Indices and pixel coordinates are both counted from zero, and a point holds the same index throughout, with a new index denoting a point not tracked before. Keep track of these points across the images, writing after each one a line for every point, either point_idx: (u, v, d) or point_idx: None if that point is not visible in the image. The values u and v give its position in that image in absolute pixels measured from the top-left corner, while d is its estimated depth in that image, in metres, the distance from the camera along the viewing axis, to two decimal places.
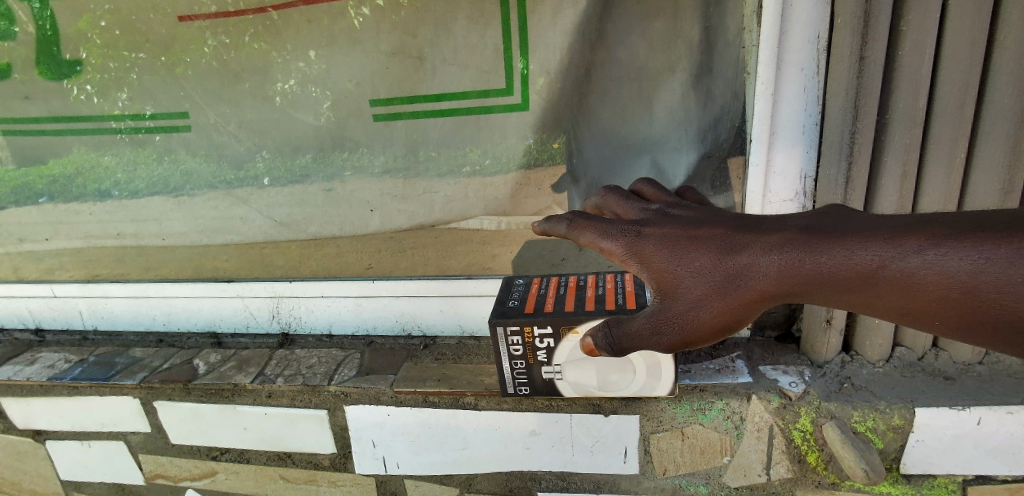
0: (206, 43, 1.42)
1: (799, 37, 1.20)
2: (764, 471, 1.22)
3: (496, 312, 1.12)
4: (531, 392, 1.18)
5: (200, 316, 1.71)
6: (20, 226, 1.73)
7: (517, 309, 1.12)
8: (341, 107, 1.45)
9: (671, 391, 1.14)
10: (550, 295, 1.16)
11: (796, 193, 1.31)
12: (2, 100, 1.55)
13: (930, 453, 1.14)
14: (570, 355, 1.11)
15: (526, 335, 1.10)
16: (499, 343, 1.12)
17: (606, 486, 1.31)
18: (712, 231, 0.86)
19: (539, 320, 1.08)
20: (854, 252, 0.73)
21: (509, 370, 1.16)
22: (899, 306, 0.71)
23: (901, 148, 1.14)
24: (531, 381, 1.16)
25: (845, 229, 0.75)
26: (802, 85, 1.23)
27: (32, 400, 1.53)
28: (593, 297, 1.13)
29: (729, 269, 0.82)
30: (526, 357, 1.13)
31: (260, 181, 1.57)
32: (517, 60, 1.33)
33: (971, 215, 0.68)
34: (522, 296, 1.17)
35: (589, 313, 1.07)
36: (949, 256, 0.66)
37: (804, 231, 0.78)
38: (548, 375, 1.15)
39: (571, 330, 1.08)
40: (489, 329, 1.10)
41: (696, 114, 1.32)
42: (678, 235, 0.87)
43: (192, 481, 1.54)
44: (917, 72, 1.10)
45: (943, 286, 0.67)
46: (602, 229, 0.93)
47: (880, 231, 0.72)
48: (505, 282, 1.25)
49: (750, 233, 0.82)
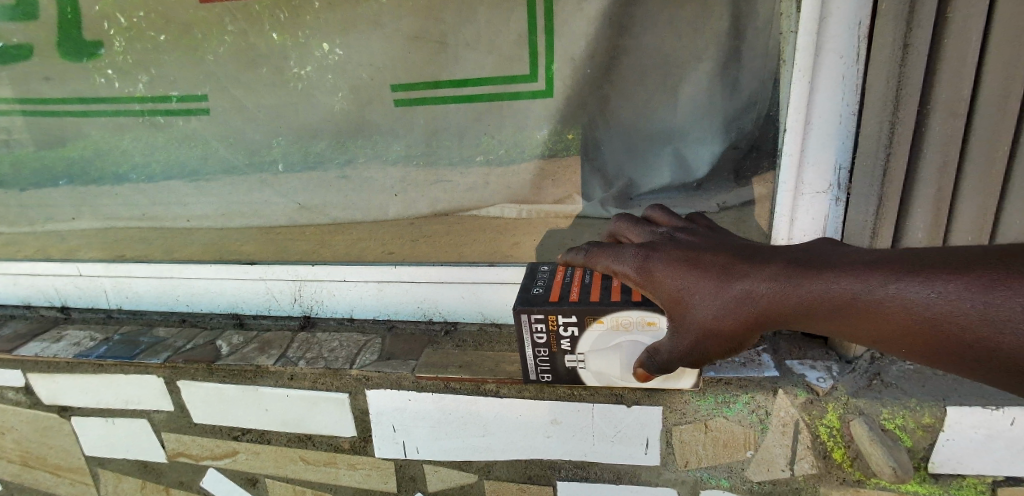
0: (228, 26, 1.42)
1: (838, 23, 1.16)
2: (787, 466, 1.20)
3: (520, 300, 1.11)
4: (553, 380, 1.17)
5: (222, 296, 1.69)
6: (45, 207, 1.74)
7: (541, 297, 1.11)
8: (362, 92, 1.44)
9: (694, 384, 1.13)
10: (576, 283, 1.15)
11: (830, 184, 1.28)
12: (24, 80, 1.55)
13: (960, 453, 1.12)
14: (594, 346, 1.10)
15: (550, 324, 1.09)
16: (522, 331, 1.11)
17: (626, 476, 1.31)
18: (713, 256, 0.92)
19: (563, 310, 1.07)
20: (838, 280, 0.79)
21: (532, 358, 1.15)
22: (870, 334, 0.78)
23: (942, 139, 1.11)
24: (553, 369, 1.16)
25: (827, 262, 0.82)
26: (841, 72, 1.19)
27: (58, 376, 1.56)
28: (619, 287, 1.12)
29: (726, 293, 0.87)
30: (549, 345, 1.12)
31: (277, 166, 1.58)
32: (543, 45, 1.31)
33: (933, 252, 0.75)
34: (547, 283, 1.16)
35: (614, 304, 1.05)
36: (918, 287, 0.72)
37: (791, 263, 0.85)
38: (570, 363, 1.14)
39: (594, 320, 1.06)
40: (513, 317, 1.10)
41: (722, 103, 1.31)
42: (681, 259, 0.94)
43: (213, 460, 1.56)
44: (959, 62, 1.06)
45: (912, 317, 0.73)
46: (614, 254, 1.01)
47: (855, 265, 0.79)
48: (530, 269, 1.24)
49: (745, 262, 0.88)
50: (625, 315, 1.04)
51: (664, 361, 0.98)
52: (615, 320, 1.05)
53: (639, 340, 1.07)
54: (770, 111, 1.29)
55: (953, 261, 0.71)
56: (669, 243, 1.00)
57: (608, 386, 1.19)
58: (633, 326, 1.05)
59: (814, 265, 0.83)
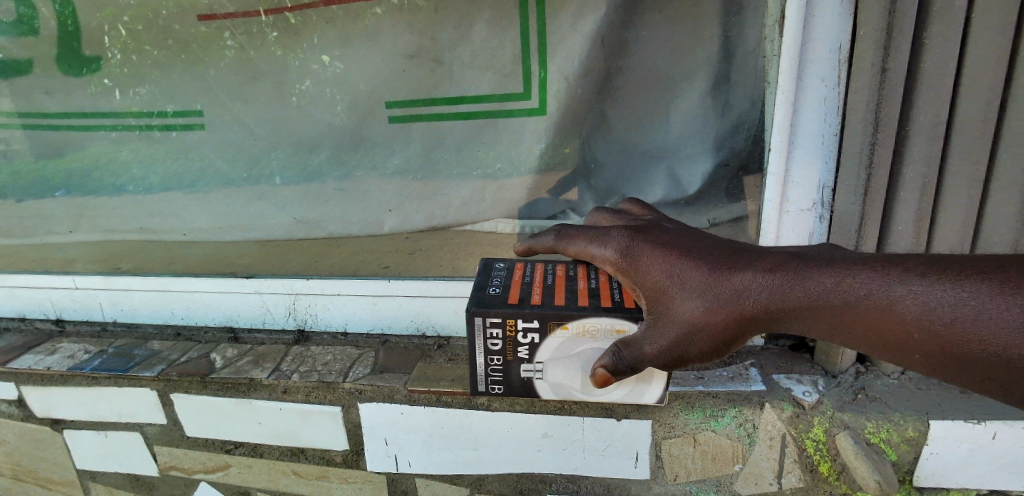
0: (225, 40, 1.46)
1: (820, 47, 1.20)
2: (775, 480, 1.22)
3: (475, 301, 1.05)
4: (506, 391, 1.11)
5: (220, 310, 1.66)
6: (43, 219, 1.74)
7: (499, 298, 1.05)
8: (360, 108, 1.48)
9: (658, 399, 1.12)
10: (536, 284, 1.09)
11: (814, 202, 1.30)
12: (23, 94, 1.57)
13: (944, 467, 1.15)
14: (555, 353, 1.06)
15: (506, 328, 1.04)
16: (475, 335, 1.05)
17: (616, 490, 1.31)
18: (698, 246, 0.96)
19: (523, 314, 1.02)
20: (823, 273, 0.85)
21: (484, 365, 1.09)
22: (871, 333, 0.82)
23: (921, 160, 1.16)
24: (506, 378, 1.10)
25: (831, 261, 0.87)
26: (823, 95, 1.23)
27: (51, 389, 1.55)
28: (585, 290, 1.07)
29: (714, 278, 0.91)
30: (505, 352, 1.07)
31: (274, 180, 1.60)
32: (536, 64, 1.37)
33: (933, 259, 0.81)
34: (503, 283, 1.10)
35: (582, 309, 1.01)
36: (928, 289, 0.77)
37: (795, 262, 0.89)
38: (526, 374, 1.09)
39: (558, 326, 1.02)
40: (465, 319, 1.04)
41: (713, 123, 1.38)
42: (667, 245, 0.97)
43: (205, 474, 1.56)
44: (936, 85, 1.12)
45: (919, 317, 0.78)
46: (597, 237, 1.03)
47: (863, 266, 0.83)
48: (484, 264, 1.16)
49: (746, 259, 0.92)
50: (594, 322, 1.01)
51: (631, 357, 0.94)
52: (581, 327, 1.02)
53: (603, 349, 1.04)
54: (757, 130, 1.34)
55: (957, 267, 0.78)
56: (659, 233, 1.02)
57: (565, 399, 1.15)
58: (601, 333, 1.02)
59: (797, 260, 0.89)
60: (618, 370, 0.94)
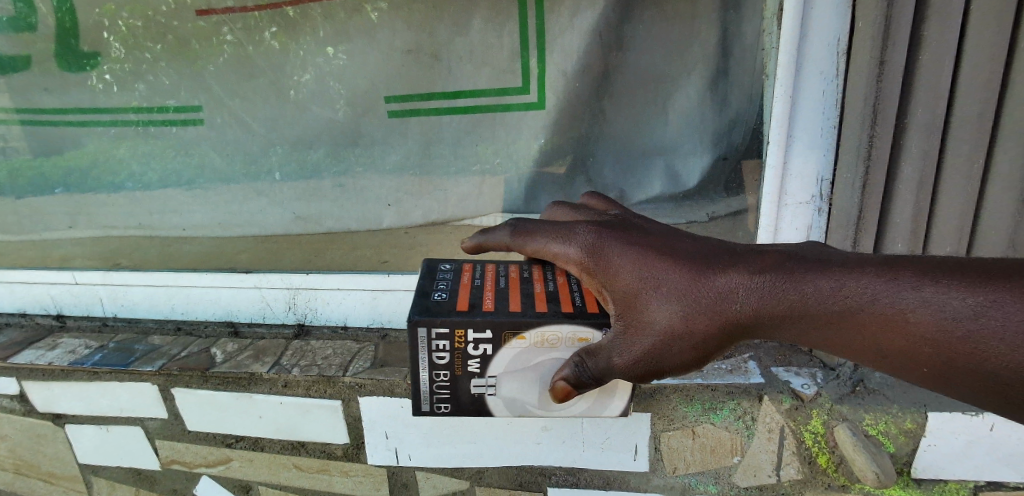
0: (224, 36, 1.46)
1: (818, 41, 1.21)
2: (774, 472, 1.22)
3: (419, 308, 0.94)
4: (454, 410, 0.99)
5: (218, 305, 1.66)
6: (42, 215, 1.73)
7: (446, 306, 0.95)
8: (358, 103, 1.49)
9: (623, 410, 1.06)
10: (488, 288, 1.00)
11: (812, 195, 1.31)
12: (20, 90, 1.57)
13: (942, 458, 1.16)
14: (509, 366, 0.96)
15: (454, 339, 0.93)
16: (419, 349, 0.94)
17: (616, 482, 1.32)
18: (670, 245, 0.91)
19: (474, 323, 0.92)
20: (803, 274, 0.81)
21: (428, 383, 0.97)
22: (869, 343, 0.77)
23: (918, 154, 1.16)
24: (453, 397, 0.98)
25: (826, 263, 0.81)
26: (821, 88, 1.24)
27: (53, 384, 1.56)
28: (542, 295, 0.99)
29: (689, 279, 0.85)
30: (453, 366, 0.96)
31: (273, 176, 1.60)
32: (534, 57, 1.38)
33: (939, 260, 0.75)
34: (451, 287, 1.00)
35: (541, 316, 0.92)
36: (936, 296, 0.71)
37: (786, 263, 0.83)
38: (478, 390, 0.98)
39: (514, 336, 0.92)
40: (407, 330, 0.92)
41: (711, 119, 1.38)
42: (637, 243, 0.91)
43: (207, 467, 1.57)
44: (933, 79, 1.12)
45: (924, 326, 0.72)
46: (561, 234, 0.95)
47: (862, 269, 0.78)
48: (428, 266, 1.07)
49: (731, 260, 0.86)
50: (553, 330, 0.92)
51: (597, 368, 0.88)
52: (539, 336, 0.93)
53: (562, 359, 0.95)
54: (757, 125, 1.35)
55: (966, 272, 0.72)
56: (633, 230, 0.95)
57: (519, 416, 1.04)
58: (561, 342, 0.93)
59: (775, 260, 0.84)
60: (580, 383, 0.89)
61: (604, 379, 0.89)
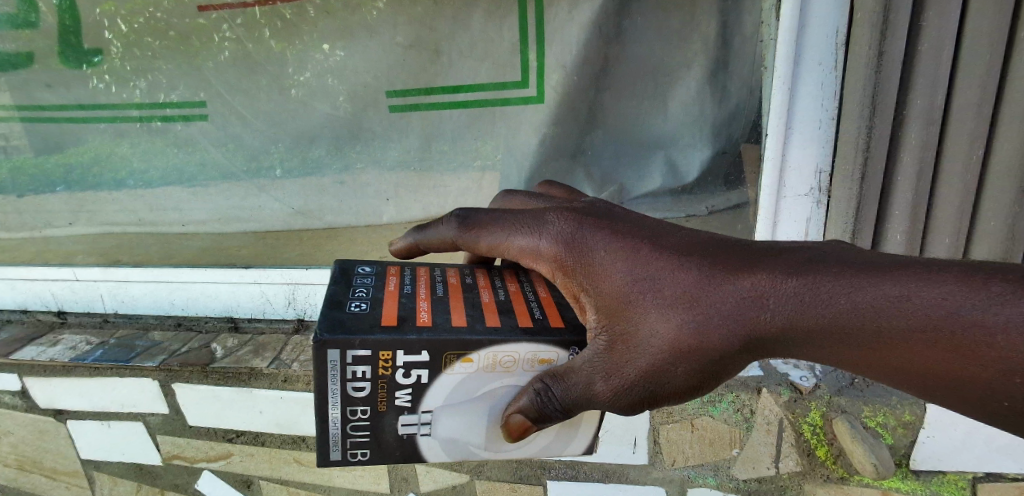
0: (224, 32, 1.46)
1: (817, 32, 1.21)
2: (773, 464, 1.23)
3: (331, 324, 0.76)
4: (372, 456, 0.81)
5: (219, 301, 1.65)
6: (42, 211, 1.72)
7: (368, 320, 0.78)
8: (358, 99, 1.49)
9: (588, 451, 0.90)
10: (420, 297, 0.85)
11: (811, 188, 1.30)
12: (18, 87, 1.55)
13: (941, 449, 1.17)
14: (450, 398, 0.79)
15: (377, 364, 0.76)
16: (331, 376, 0.75)
17: (615, 476, 1.32)
18: (663, 241, 0.79)
19: (405, 343, 0.75)
20: (820, 277, 0.69)
21: (341, 422, 0.78)
22: (908, 365, 0.65)
23: (918, 145, 1.17)
24: (374, 440, 0.80)
25: (857, 265, 0.69)
26: (820, 79, 1.24)
27: (55, 380, 1.56)
28: (492, 306, 0.85)
29: (685, 287, 0.73)
30: (375, 400, 0.78)
31: (274, 172, 1.61)
32: (533, 53, 1.37)
33: (1008, 269, 0.62)
34: (372, 297, 0.83)
35: (493, 333, 0.77)
36: (1002, 314, 0.59)
37: (807, 265, 0.71)
38: (406, 431, 0.80)
39: (458, 358, 0.77)
40: (314, 350, 0.74)
41: (712, 110, 1.39)
42: (621, 241, 0.79)
43: (208, 462, 1.57)
44: (933, 71, 1.12)
45: (979, 348, 0.60)
46: (529, 227, 0.83)
47: (903, 276, 0.65)
48: (342, 272, 0.90)
49: (740, 264, 0.73)
50: (508, 351, 0.78)
51: (570, 393, 0.76)
52: (491, 357, 0.78)
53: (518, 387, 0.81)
54: (756, 117, 1.34)
55: None
56: (619, 224, 0.82)
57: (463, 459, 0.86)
58: (517, 365, 0.79)
59: (785, 263, 0.72)
60: (543, 416, 0.76)
61: (577, 406, 0.77)
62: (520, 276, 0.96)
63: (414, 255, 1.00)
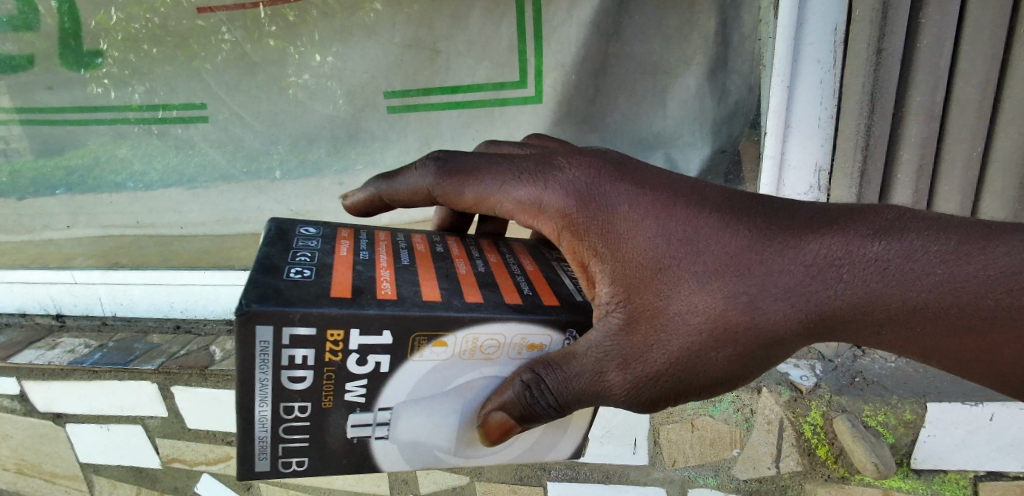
0: (222, 34, 1.46)
1: (815, 29, 1.19)
2: (773, 464, 1.22)
3: (264, 293, 0.64)
4: (313, 460, 0.70)
5: (217, 303, 1.64)
6: (42, 214, 1.71)
7: (315, 289, 0.66)
8: (357, 99, 1.49)
9: (568, 457, 0.85)
10: (381, 265, 0.74)
11: (810, 186, 1.27)
12: (17, 88, 1.55)
13: (942, 448, 1.17)
14: (420, 391, 0.69)
15: (322, 347, 0.64)
16: (262, 360, 0.63)
17: (615, 476, 1.31)
18: (693, 205, 0.71)
19: (360, 319, 0.64)
20: (874, 241, 0.65)
21: (272, 420, 0.67)
22: (956, 343, 0.63)
23: (919, 141, 1.17)
24: (315, 441, 0.69)
25: (911, 234, 0.64)
26: (818, 77, 1.21)
27: (54, 383, 1.55)
28: (470, 278, 0.75)
29: (726, 255, 0.67)
30: (318, 394, 0.67)
31: (274, 173, 1.60)
32: (532, 54, 1.38)
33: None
34: (318, 263, 0.71)
35: (473, 310, 0.68)
36: None
37: (856, 235, 0.66)
38: (357, 435, 0.70)
39: (430, 341, 0.67)
40: (238, 325, 0.61)
41: (711, 109, 1.40)
42: (643, 206, 0.71)
43: (208, 465, 1.57)
44: (932, 69, 1.13)
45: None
46: (528, 179, 0.74)
47: (960, 247, 0.62)
48: (280, 235, 0.77)
49: (783, 234, 0.68)
50: (491, 333, 0.68)
51: (575, 383, 0.67)
52: (469, 342, 0.68)
53: (498, 377, 0.72)
54: (755, 115, 1.35)
55: None
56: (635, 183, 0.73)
57: (424, 466, 0.76)
58: (500, 352, 0.70)
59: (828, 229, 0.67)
60: (533, 411, 0.67)
61: (583, 397, 0.69)
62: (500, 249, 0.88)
63: (374, 210, 0.90)
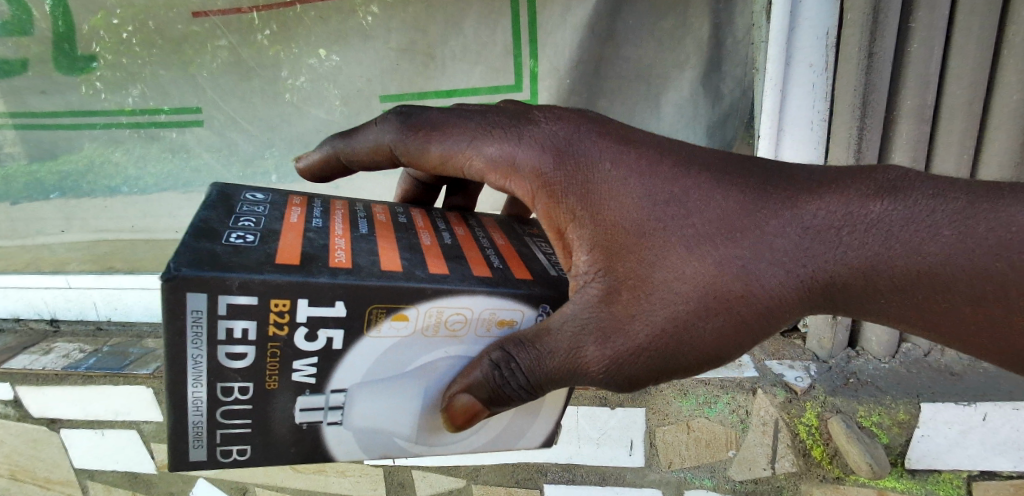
0: (218, 39, 1.46)
1: (808, 35, 1.21)
2: (768, 465, 1.23)
3: (200, 259, 0.62)
4: (253, 445, 0.69)
5: None
6: (35, 219, 1.70)
7: (259, 256, 0.65)
8: (352, 103, 1.49)
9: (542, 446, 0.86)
10: (335, 234, 0.73)
11: None
12: (10, 93, 1.54)
13: (935, 448, 1.18)
14: (378, 371, 0.69)
15: (264, 318, 0.63)
16: (197, 332, 0.62)
17: (612, 478, 1.31)
18: (683, 172, 0.71)
19: (309, 288, 0.63)
20: (856, 207, 0.67)
21: (208, 403, 0.66)
22: (933, 308, 0.65)
23: (910, 143, 1.17)
24: (256, 424, 0.68)
25: (896, 200, 0.66)
26: (810, 80, 1.23)
27: (48, 388, 1.53)
28: (433, 248, 0.76)
29: (706, 224, 0.68)
30: (260, 374, 0.66)
31: (269, 177, 1.59)
32: (528, 58, 1.39)
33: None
34: (264, 230, 0.70)
35: (438, 282, 0.68)
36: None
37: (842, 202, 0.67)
38: (307, 420, 0.69)
39: (389, 314, 0.66)
40: (166, 292, 0.60)
41: (704, 111, 1.41)
42: (631, 173, 0.71)
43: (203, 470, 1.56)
44: (924, 72, 1.13)
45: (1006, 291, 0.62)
46: (505, 139, 0.73)
47: (941, 215, 0.64)
48: (225, 203, 0.76)
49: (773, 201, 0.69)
50: (455, 305, 0.68)
51: (550, 358, 0.68)
52: (432, 316, 0.68)
53: (465, 357, 0.72)
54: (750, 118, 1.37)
55: None
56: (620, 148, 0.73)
57: (385, 453, 0.76)
58: (467, 328, 0.70)
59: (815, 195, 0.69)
60: (499, 388, 0.68)
61: (559, 372, 0.69)
62: (468, 223, 0.88)
63: (330, 171, 0.93)
